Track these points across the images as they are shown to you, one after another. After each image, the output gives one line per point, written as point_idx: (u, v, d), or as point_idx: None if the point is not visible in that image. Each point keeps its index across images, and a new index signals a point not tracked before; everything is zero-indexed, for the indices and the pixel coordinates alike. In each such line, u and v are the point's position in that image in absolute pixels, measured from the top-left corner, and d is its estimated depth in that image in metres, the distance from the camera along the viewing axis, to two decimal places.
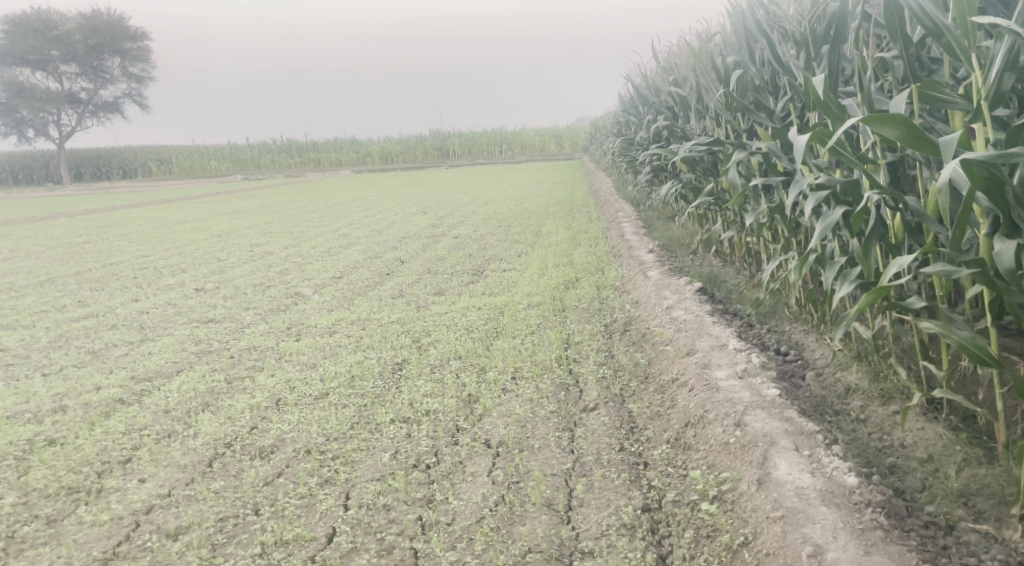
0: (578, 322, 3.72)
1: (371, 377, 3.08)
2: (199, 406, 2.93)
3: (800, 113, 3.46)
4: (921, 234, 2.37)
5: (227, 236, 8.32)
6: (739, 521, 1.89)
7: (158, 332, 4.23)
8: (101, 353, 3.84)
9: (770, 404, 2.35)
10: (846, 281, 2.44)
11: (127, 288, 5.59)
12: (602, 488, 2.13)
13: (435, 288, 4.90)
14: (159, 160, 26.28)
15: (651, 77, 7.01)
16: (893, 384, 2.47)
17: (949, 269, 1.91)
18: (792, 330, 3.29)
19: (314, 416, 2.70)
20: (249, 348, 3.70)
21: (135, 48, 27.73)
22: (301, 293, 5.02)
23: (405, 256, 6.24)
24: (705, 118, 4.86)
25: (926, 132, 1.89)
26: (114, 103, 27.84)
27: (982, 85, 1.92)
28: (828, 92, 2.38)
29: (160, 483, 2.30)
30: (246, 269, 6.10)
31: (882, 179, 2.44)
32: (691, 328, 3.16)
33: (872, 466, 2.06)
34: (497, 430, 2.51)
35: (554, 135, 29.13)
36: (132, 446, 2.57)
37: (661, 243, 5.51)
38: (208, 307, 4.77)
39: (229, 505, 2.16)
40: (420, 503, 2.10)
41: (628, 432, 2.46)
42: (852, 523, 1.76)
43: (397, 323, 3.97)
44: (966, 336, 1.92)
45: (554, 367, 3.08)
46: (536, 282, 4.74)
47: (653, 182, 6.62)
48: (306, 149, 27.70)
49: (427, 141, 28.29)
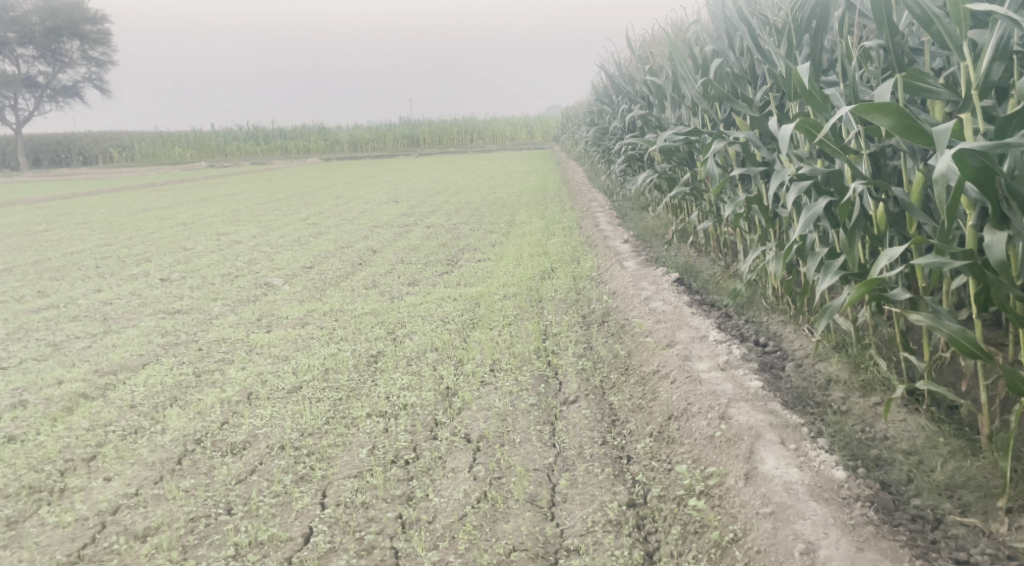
0: (555, 313, 3.67)
1: (346, 369, 3.01)
2: (167, 400, 2.83)
3: (779, 103, 3.43)
4: (904, 225, 2.36)
5: (194, 224, 8.13)
6: (727, 517, 1.86)
7: (122, 323, 4.10)
8: (63, 346, 3.71)
9: (753, 396, 2.33)
10: (829, 272, 2.42)
11: (88, 277, 5.43)
12: (586, 483, 2.09)
13: (408, 278, 4.83)
14: (121, 146, 25.71)
15: (625, 66, 6.97)
16: (873, 375, 2.46)
17: (939, 260, 1.89)
18: (770, 321, 3.28)
19: (287, 411, 2.62)
20: (218, 340, 3.60)
21: (95, 31, 27.03)
22: (272, 284, 4.91)
23: (377, 246, 6.14)
24: (681, 108, 4.82)
25: (918, 121, 1.86)
26: (73, 87, 27.13)
27: (972, 73, 1.91)
28: (813, 81, 2.35)
29: (127, 482, 2.21)
30: (213, 259, 5.96)
31: (865, 169, 2.43)
32: (670, 319, 3.13)
33: (857, 459, 2.05)
34: (477, 424, 2.46)
35: (525, 124, 29.01)
36: (97, 442, 2.47)
37: (636, 234, 5.48)
38: (175, 298, 4.64)
39: (199, 504, 2.08)
40: (400, 500, 2.04)
41: (609, 426, 2.42)
42: (842, 518, 1.74)
43: (371, 314, 3.89)
44: (956, 328, 1.90)
45: (533, 359, 3.03)
46: (511, 272, 4.69)
47: (626, 171, 6.59)
48: (273, 135, 27.25)
49: (397, 129, 27.98)
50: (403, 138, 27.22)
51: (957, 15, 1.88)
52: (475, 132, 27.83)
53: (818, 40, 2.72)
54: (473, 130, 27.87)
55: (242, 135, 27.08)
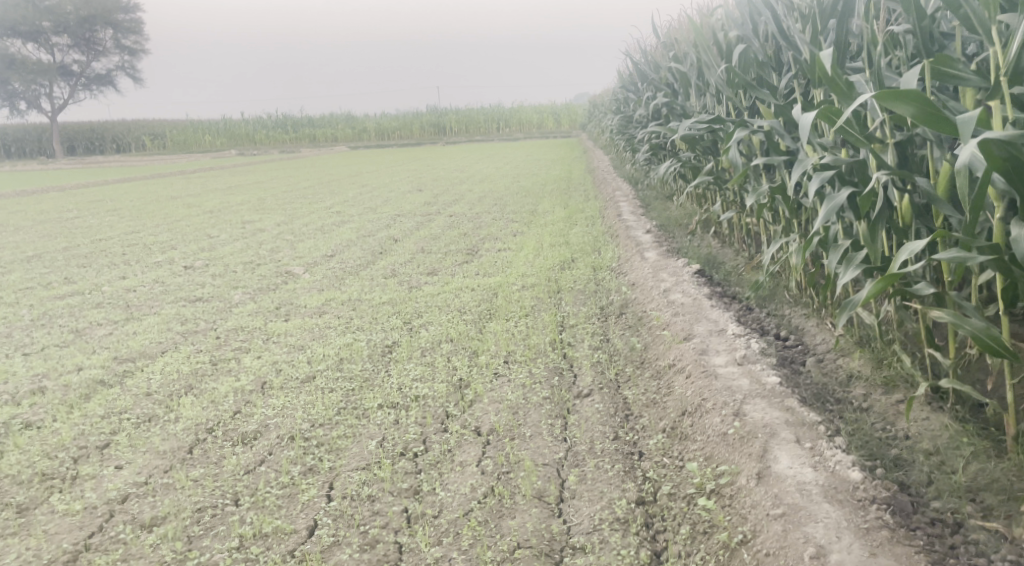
0: (573, 304, 3.63)
1: (360, 360, 3.00)
2: (182, 389, 2.84)
3: (805, 90, 3.34)
4: (929, 217, 2.28)
5: (219, 212, 8.19)
6: (738, 517, 1.81)
7: (143, 310, 4.14)
8: (85, 333, 3.75)
9: (770, 392, 2.27)
10: (851, 266, 2.34)
11: (114, 264, 5.49)
12: (596, 479, 2.06)
13: (428, 267, 4.80)
14: (153, 134, 26.04)
15: (651, 53, 6.84)
16: (896, 371, 2.38)
17: (963, 256, 1.81)
18: (792, 314, 3.20)
19: (299, 401, 2.61)
20: (236, 329, 3.61)
21: (127, 20, 27.31)
22: (292, 272, 4.92)
23: (399, 235, 6.13)
24: (706, 96, 4.72)
25: (942, 110, 1.78)
26: (107, 76, 27.50)
27: (1002, 58, 1.82)
28: (837, 67, 2.27)
29: (137, 470, 2.22)
30: (236, 247, 5.99)
31: (890, 158, 2.35)
32: (688, 312, 3.07)
33: (876, 459, 1.99)
34: (488, 416, 2.43)
35: (552, 112, 28.81)
36: (111, 430, 2.49)
37: (658, 224, 5.40)
38: (197, 286, 4.67)
39: (207, 494, 2.08)
40: (406, 494, 2.03)
41: (622, 420, 2.38)
42: (856, 521, 1.68)
43: (388, 304, 3.87)
44: (980, 325, 1.83)
45: (548, 351, 2.99)
46: (531, 262, 4.65)
47: (650, 161, 6.50)
48: (302, 123, 27.38)
49: (424, 117, 27.94)
50: (430, 126, 27.18)
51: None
52: (502, 120, 27.75)
53: (843, 25, 2.64)
54: (499, 118, 27.77)
55: (271, 123, 27.26)
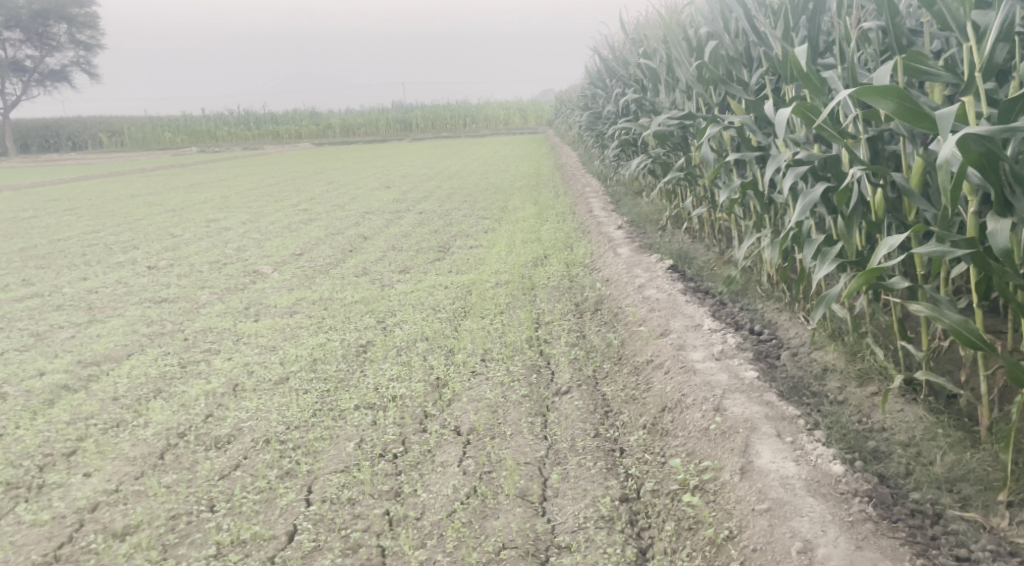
0: (548, 301, 3.62)
1: (334, 360, 2.95)
2: (151, 392, 2.77)
3: (775, 86, 3.36)
4: (902, 212, 2.31)
5: (183, 210, 8.03)
6: (723, 513, 1.81)
7: (107, 312, 4.03)
8: (46, 336, 3.63)
9: (749, 386, 2.28)
10: (826, 260, 2.36)
11: (74, 265, 5.35)
12: (578, 477, 2.05)
13: (400, 265, 4.75)
14: (111, 131, 25.44)
15: (619, 49, 6.86)
16: (870, 364, 2.41)
17: (942, 249, 1.83)
18: (765, 308, 3.22)
19: (273, 403, 2.56)
20: (204, 330, 3.53)
21: (82, 14, 26.62)
22: (260, 271, 4.83)
23: (368, 232, 6.06)
24: (675, 92, 4.73)
25: (921, 106, 1.80)
26: (62, 72, 26.84)
27: (976, 55, 1.86)
28: (811, 64, 2.28)
29: (106, 478, 2.16)
30: (202, 246, 5.87)
31: (863, 154, 2.37)
32: (664, 308, 3.08)
33: (855, 451, 2.01)
34: (467, 416, 2.40)
35: (519, 108, 28.79)
36: (77, 437, 2.42)
37: (629, 220, 5.42)
38: (162, 286, 4.57)
39: (182, 500, 2.02)
40: (387, 496, 1.99)
41: (602, 417, 2.38)
42: (840, 515, 1.69)
43: (361, 303, 3.82)
44: (957, 318, 1.84)
45: (525, 349, 2.98)
46: (504, 259, 4.62)
47: (620, 157, 6.52)
48: (264, 119, 26.99)
49: (389, 114, 27.72)
50: (395, 123, 26.98)
51: None
52: (469, 116, 27.67)
53: (815, 21, 2.65)
54: (466, 114, 27.69)
55: (233, 118, 26.82)
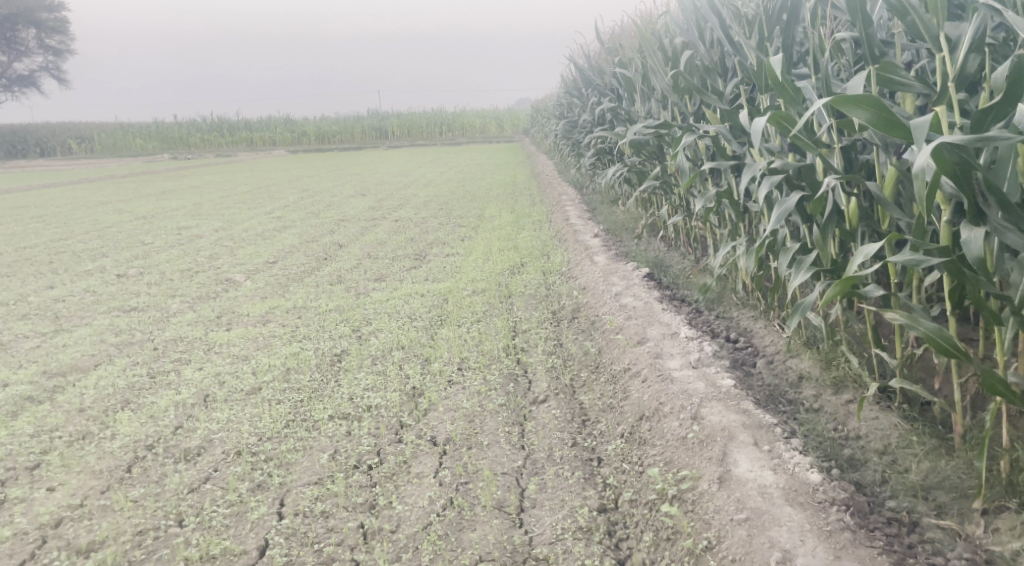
0: (525, 309, 3.60)
1: (308, 370, 2.90)
2: (118, 404, 2.70)
3: (750, 95, 3.38)
4: (876, 220, 2.32)
5: (154, 218, 7.90)
6: (701, 523, 1.80)
7: (74, 322, 3.94)
8: (10, 346, 3.54)
9: (725, 395, 2.27)
10: (801, 269, 2.36)
11: (41, 273, 5.24)
12: (556, 487, 2.03)
13: (375, 273, 4.71)
14: (80, 137, 25.05)
15: (595, 58, 6.88)
16: (845, 371, 2.41)
17: (917, 259, 1.83)
18: (740, 316, 3.23)
19: (245, 414, 2.51)
20: (174, 339, 3.46)
21: (52, 19, 26.21)
22: (233, 279, 4.77)
23: (344, 240, 6.01)
24: (651, 101, 4.75)
25: (895, 115, 1.81)
26: (30, 77, 26.43)
27: (948, 66, 1.87)
28: (785, 73, 2.28)
29: (71, 492, 2.09)
30: (172, 254, 5.78)
31: (837, 163, 2.38)
32: (641, 316, 3.08)
33: (831, 459, 2.02)
34: (444, 425, 2.37)
35: (495, 117, 28.82)
36: (42, 450, 2.35)
37: (606, 228, 5.42)
38: (131, 295, 4.48)
39: (149, 515, 1.97)
40: (361, 509, 1.96)
41: (580, 426, 2.36)
42: (818, 524, 1.69)
43: (335, 311, 3.78)
44: (933, 326, 1.84)
45: (502, 357, 2.95)
46: (480, 267, 4.60)
47: (596, 165, 6.53)
48: (238, 126, 26.75)
49: (365, 122, 27.60)
50: (370, 130, 26.86)
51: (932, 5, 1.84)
52: (445, 125, 27.64)
53: (789, 31, 2.66)
54: (442, 122, 27.66)
55: (206, 125, 26.54)
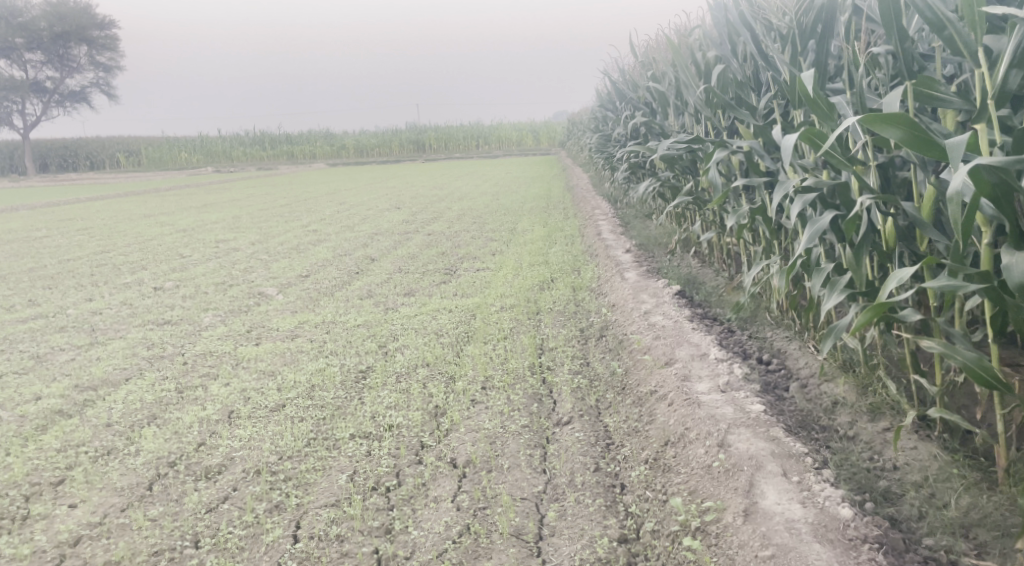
0: (552, 326, 3.55)
1: (332, 387, 2.89)
2: (144, 419, 2.72)
3: (784, 111, 3.31)
4: (914, 241, 2.23)
5: (193, 230, 8.03)
6: (725, 558, 1.73)
7: (109, 335, 3.99)
8: (45, 359, 3.60)
9: (754, 421, 2.19)
10: (835, 290, 2.27)
11: (82, 286, 5.33)
12: (576, 515, 1.98)
13: (405, 288, 4.70)
14: (127, 151, 25.65)
15: (629, 72, 6.82)
16: (882, 398, 2.31)
17: (955, 284, 1.75)
18: (774, 336, 3.14)
19: (267, 431, 2.50)
20: (203, 354, 3.49)
21: (104, 37, 26.98)
22: (265, 293, 4.80)
23: (376, 254, 6.02)
24: (684, 114, 4.68)
25: (928, 133, 1.74)
26: (82, 93, 27.26)
27: (988, 81, 1.79)
28: (818, 88, 2.20)
29: (92, 510, 2.10)
30: (208, 267, 5.85)
31: (873, 181, 2.29)
32: (669, 336, 3.00)
33: (864, 492, 1.93)
34: (464, 447, 2.34)
35: (533, 130, 28.86)
36: (66, 465, 2.37)
37: (638, 244, 5.35)
38: (165, 308, 4.53)
39: (165, 535, 1.97)
40: (378, 533, 1.93)
41: (603, 450, 2.31)
42: (848, 563, 1.61)
43: (363, 327, 3.77)
44: (971, 355, 1.76)
45: (527, 376, 2.90)
46: (510, 282, 4.56)
47: (630, 179, 6.45)
48: (280, 140, 27.21)
49: (403, 135, 27.83)
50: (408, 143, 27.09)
51: (972, 18, 1.77)
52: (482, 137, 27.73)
53: (822, 45, 2.59)
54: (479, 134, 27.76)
55: (248, 139, 27.02)
